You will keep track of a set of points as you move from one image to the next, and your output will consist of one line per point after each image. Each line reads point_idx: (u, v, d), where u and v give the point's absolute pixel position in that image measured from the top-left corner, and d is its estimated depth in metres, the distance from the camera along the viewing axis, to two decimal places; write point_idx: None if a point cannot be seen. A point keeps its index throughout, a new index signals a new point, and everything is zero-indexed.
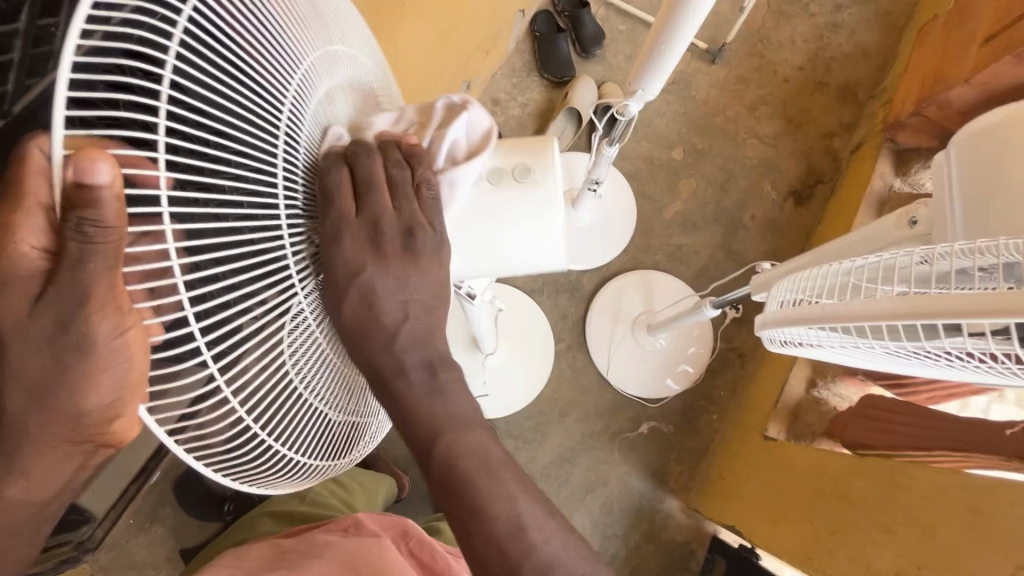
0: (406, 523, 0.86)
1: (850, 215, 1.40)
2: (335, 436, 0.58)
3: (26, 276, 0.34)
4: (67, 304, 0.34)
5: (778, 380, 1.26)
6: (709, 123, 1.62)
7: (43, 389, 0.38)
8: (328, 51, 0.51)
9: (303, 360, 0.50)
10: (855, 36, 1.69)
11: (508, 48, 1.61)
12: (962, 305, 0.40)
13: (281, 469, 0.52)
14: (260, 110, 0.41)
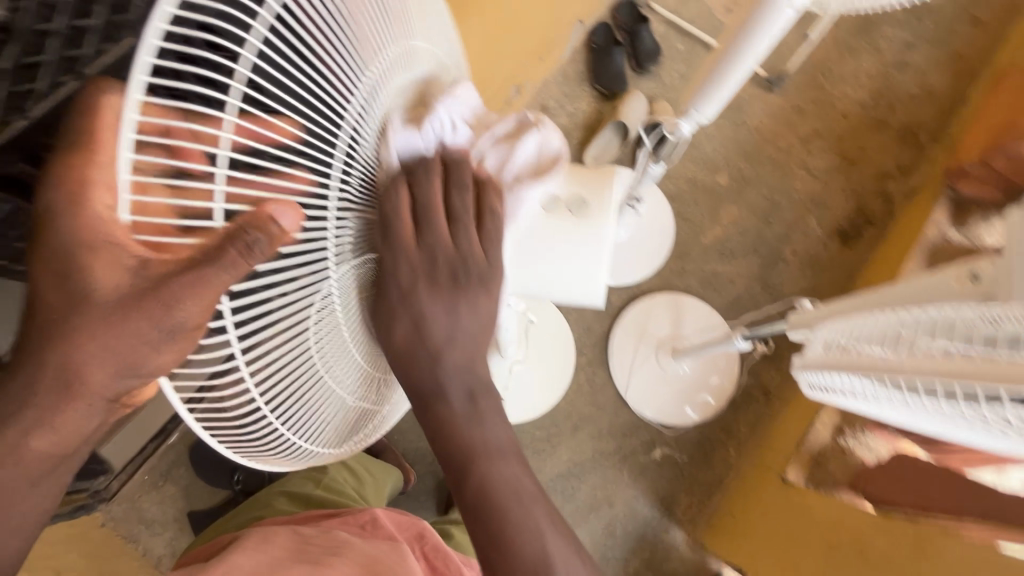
0: (421, 525, 0.86)
1: (898, 260, 1.35)
2: (340, 423, 0.56)
3: (108, 247, 0.35)
4: (146, 284, 0.34)
5: (803, 422, 1.22)
6: (759, 151, 1.59)
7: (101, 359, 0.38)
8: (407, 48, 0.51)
9: (326, 347, 0.50)
10: (923, 77, 1.63)
11: (563, 55, 1.61)
12: None
13: (286, 451, 0.52)
14: (321, 94, 0.41)
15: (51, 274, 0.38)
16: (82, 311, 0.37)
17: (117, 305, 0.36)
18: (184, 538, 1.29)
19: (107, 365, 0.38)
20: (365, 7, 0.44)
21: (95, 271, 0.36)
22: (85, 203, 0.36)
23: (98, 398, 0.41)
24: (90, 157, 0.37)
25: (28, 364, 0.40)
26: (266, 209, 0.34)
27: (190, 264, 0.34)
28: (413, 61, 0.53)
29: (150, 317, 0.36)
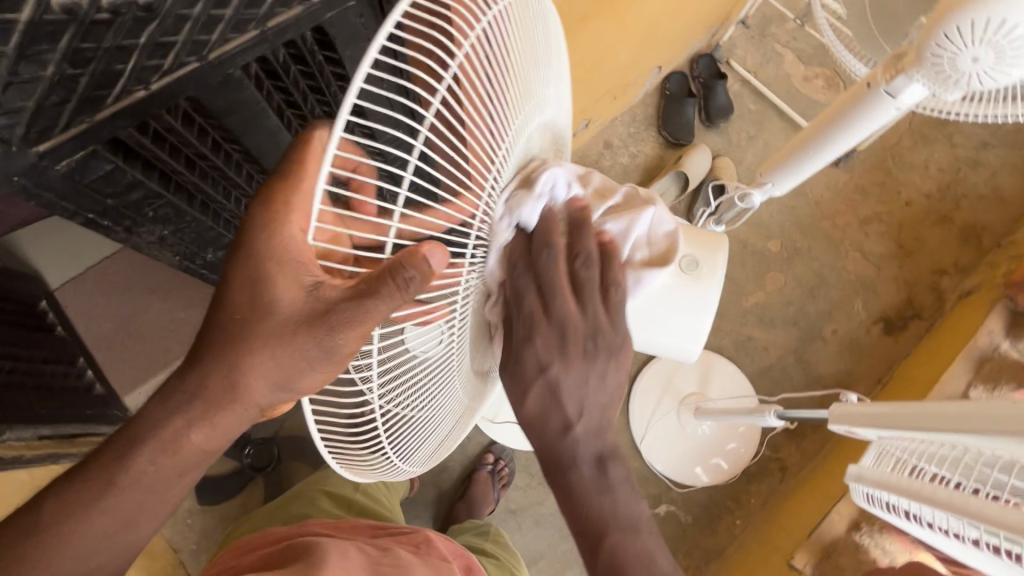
0: (470, 558, 0.79)
1: (943, 362, 1.31)
2: (431, 442, 0.60)
3: (297, 263, 0.39)
4: (325, 299, 0.40)
5: (819, 510, 1.18)
6: (816, 224, 1.57)
7: (268, 350, 0.44)
8: (538, 99, 0.54)
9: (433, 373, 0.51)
10: (995, 179, 1.60)
11: (635, 97, 1.63)
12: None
13: (371, 459, 0.53)
14: (471, 145, 0.44)
15: (235, 277, 0.43)
16: (259, 321, 0.43)
17: (291, 321, 0.42)
18: (187, 500, 1.31)
19: (272, 373, 0.45)
20: (508, 67, 0.47)
21: (279, 286, 0.41)
22: (279, 225, 0.39)
23: (255, 403, 0.48)
24: (292, 179, 0.38)
25: (205, 356, 0.47)
26: (421, 250, 0.36)
27: (356, 292, 0.38)
28: (538, 114, 0.55)
29: (316, 338, 0.41)
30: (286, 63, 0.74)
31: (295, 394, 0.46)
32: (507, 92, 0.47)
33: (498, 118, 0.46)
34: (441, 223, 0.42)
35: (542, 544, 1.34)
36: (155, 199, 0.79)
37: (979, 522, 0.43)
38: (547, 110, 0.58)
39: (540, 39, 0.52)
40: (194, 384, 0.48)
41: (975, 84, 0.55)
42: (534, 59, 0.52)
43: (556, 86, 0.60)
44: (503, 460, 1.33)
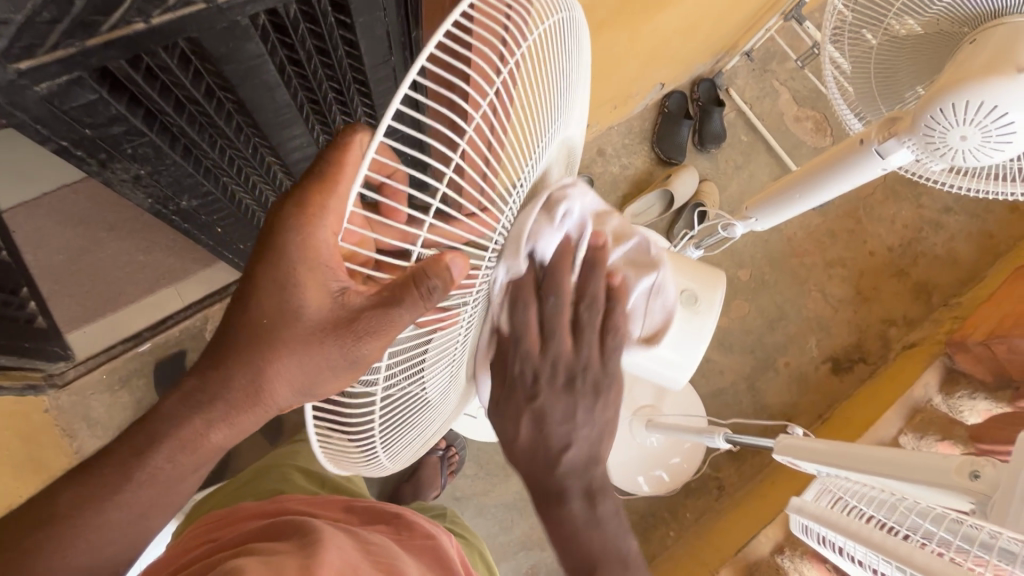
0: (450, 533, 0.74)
1: (879, 406, 1.39)
2: (418, 438, 0.62)
3: (328, 270, 0.41)
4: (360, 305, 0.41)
5: (747, 531, 1.24)
6: (785, 260, 1.64)
7: (294, 352, 0.45)
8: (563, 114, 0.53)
9: (431, 374, 0.52)
10: (951, 243, 1.70)
11: (634, 110, 1.65)
12: None
13: (362, 459, 0.53)
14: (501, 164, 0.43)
15: (262, 285, 0.45)
16: (285, 327, 0.45)
17: (318, 329, 0.44)
18: None
19: (294, 377, 0.47)
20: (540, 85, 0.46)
21: (306, 292, 0.42)
22: (311, 234, 0.40)
23: (275, 404, 0.50)
24: (326, 186, 0.38)
25: (227, 358, 0.49)
26: (445, 257, 0.37)
27: (383, 300, 0.40)
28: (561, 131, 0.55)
29: (342, 346, 0.43)
30: (296, 19, 0.71)
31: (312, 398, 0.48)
32: (532, 115, 0.46)
33: (525, 142, 0.45)
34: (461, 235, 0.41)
35: (481, 533, 1.36)
36: (137, 137, 0.74)
37: (904, 565, 0.46)
38: (567, 127, 0.57)
39: (567, 51, 0.51)
40: (214, 382, 0.50)
41: (962, 160, 0.59)
42: (563, 77, 0.51)
43: (577, 103, 0.60)
44: (454, 448, 1.34)
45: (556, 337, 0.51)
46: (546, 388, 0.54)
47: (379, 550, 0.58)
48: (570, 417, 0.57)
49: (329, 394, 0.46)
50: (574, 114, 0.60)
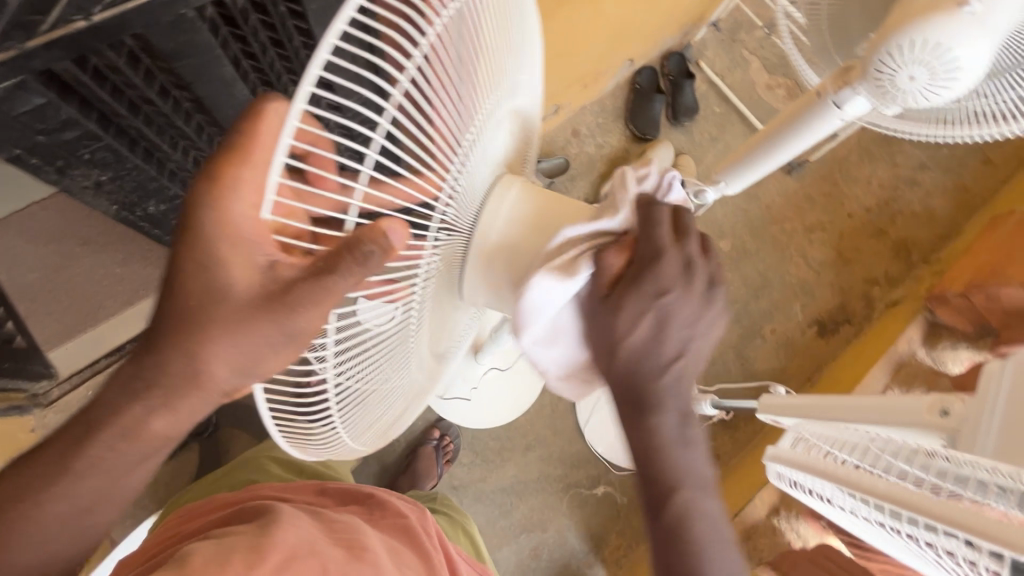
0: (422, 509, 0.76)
1: (866, 364, 1.41)
2: (385, 421, 0.59)
3: (251, 241, 0.36)
4: (297, 280, 0.36)
5: (743, 495, 1.25)
6: (765, 228, 1.64)
7: (230, 339, 0.40)
8: (504, 80, 0.53)
9: (387, 348, 0.51)
10: (928, 199, 1.71)
11: (605, 89, 1.65)
12: (960, 519, 0.40)
13: (325, 442, 0.51)
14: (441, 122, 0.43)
15: (184, 260, 0.38)
16: (215, 308, 0.39)
17: (249, 307, 0.38)
18: None
19: (231, 359, 0.41)
20: (477, 48, 0.46)
21: (232, 267, 0.37)
22: (229, 201, 0.35)
23: (216, 390, 0.43)
24: (244, 156, 0.34)
25: (160, 345, 0.42)
26: (381, 224, 0.34)
27: (316, 270, 0.36)
28: (503, 96, 0.55)
29: (278, 321, 0.38)
30: (244, 9, 0.69)
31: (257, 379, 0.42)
32: (473, 73, 0.46)
33: (463, 105, 0.45)
34: (398, 202, 0.41)
35: (481, 520, 1.36)
36: (92, 141, 0.73)
37: (866, 495, 0.47)
38: (512, 93, 0.57)
39: (508, 17, 0.51)
40: (160, 377, 0.43)
41: (912, 103, 0.59)
42: (503, 39, 0.51)
43: (528, 71, 0.59)
44: (449, 437, 1.34)
45: (661, 324, 0.51)
46: (669, 383, 0.53)
47: (345, 527, 0.61)
48: (688, 423, 0.55)
49: (272, 373, 0.42)
50: (522, 82, 0.59)
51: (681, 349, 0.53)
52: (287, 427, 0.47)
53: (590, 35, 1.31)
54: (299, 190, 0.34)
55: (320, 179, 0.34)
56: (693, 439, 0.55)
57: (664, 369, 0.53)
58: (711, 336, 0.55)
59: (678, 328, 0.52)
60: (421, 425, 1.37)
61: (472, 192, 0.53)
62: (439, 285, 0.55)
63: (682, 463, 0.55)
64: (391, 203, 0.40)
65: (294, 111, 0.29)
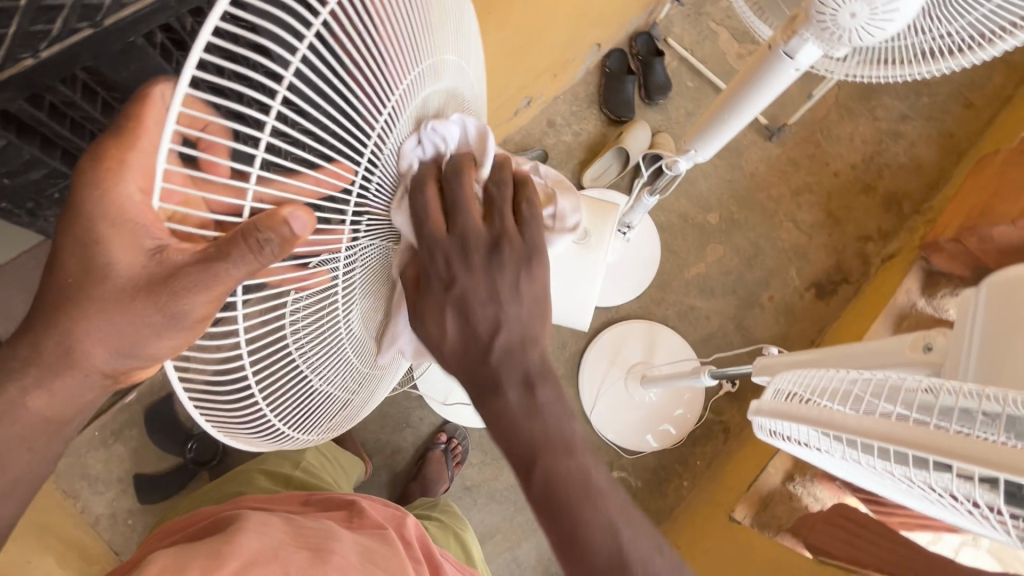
0: (405, 516, 0.78)
1: (867, 321, 1.39)
2: (329, 407, 0.59)
3: (131, 221, 0.37)
4: (176, 264, 0.36)
5: (756, 466, 1.24)
6: (752, 196, 1.63)
7: (110, 321, 0.41)
8: (441, 60, 0.51)
9: (313, 332, 0.50)
10: (914, 149, 1.69)
11: (576, 76, 1.64)
12: (947, 443, 0.39)
13: (265, 430, 0.52)
14: (369, 99, 0.41)
15: (66, 239, 0.40)
16: (90, 286, 0.40)
17: (128, 289, 0.39)
18: (126, 500, 1.26)
19: (110, 340, 0.42)
20: (405, 25, 0.43)
21: (115, 248, 0.37)
22: (114, 184, 0.37)
23: (95, 370, 0.45)
24: (126, 142, 0.37)
25: (40, 325, 0.43)
26: (280, 211, 0.33)
27: (208, 255, 0.35)
28: (443, 76, 0.52)
29: (158, 303, 0.38)
30: (194, 31, 0.70)
31: (140, 360, 0.43)
32: (407, 44, 0.43)
33: (393, 85, 0.42)
34: (309, 189, 0.39)
35: (497, 518, 1.36)
36: (60, 179, 0.74)
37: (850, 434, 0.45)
38: (453, 75, 0.54)
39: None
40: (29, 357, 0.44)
41: (858, 41, 0.58)
42: (434, 18, 0.48)
43: (462, 53, 0.57)
44: (457, 439, 1.34)
45: (464, 307, 0.48)
46: (502, 358, 0.48)
47: (313, 532, 0.62)
48: (538, 388, 0.48)
49: (159, 356, 0.42)
50: (463, 64, 0.57)
51: (497, 324, 0.48)
52: (224, 419, 0.48)
53: (552, 23, 1.31)
54: (196, 179, 0.34)
55: (211, 166, 0.34)
56: (548, 404, 0.48)
57: (486, 351, 0.48)
58: (541, 294, 0.50)
59: (482, 304, 0.47)
60: (428, 430, 1.37)
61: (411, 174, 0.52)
62: (377, 268, 0.53)
63: (545, 433, 0.47)
64: (306, 191, 0.39)
65: (178, 98, 0.30)
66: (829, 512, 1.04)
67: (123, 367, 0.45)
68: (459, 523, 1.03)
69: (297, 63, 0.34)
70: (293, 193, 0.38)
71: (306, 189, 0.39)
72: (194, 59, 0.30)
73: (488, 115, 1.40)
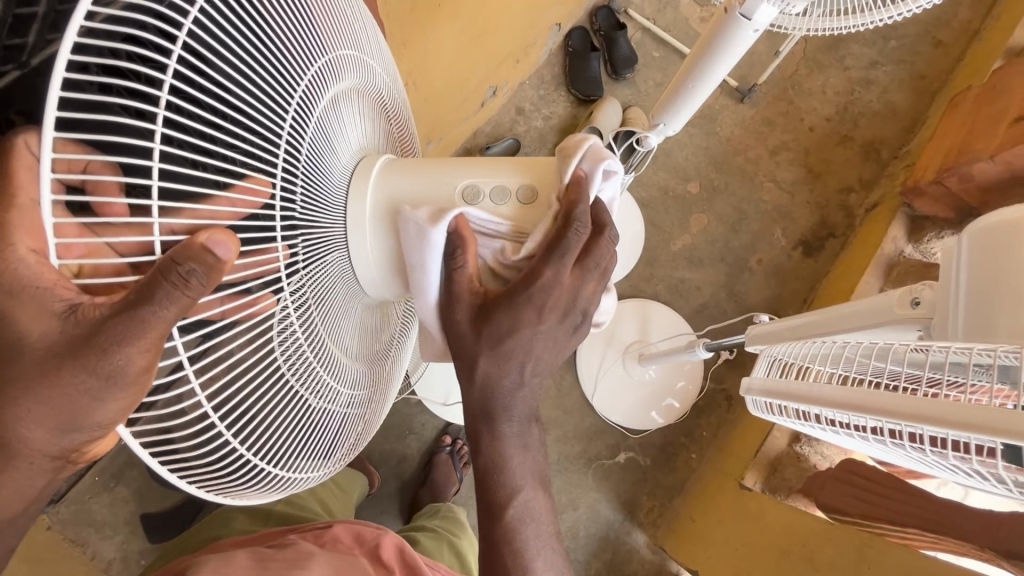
0: (382, 532, 0.80)
1: (857, 273, 1.39)
2: (324, 439, 0.54)
3: (29, 285, 0.32)
4: (84, 328, 0.32)
5: (761, 431, 1.23)
6: (730, 161, 1.62)
7: (27, 398, 0.34)
8: (340, 54, 0.49)
9: (285, 359, 0.46)
10: (887, 95, 1.67)
11: (540, 59, 1.61)
12: (957, 415, 0.38)
13: (264, 483, 0.47)
14: (264, 105, 0.39)
15: None
16: (8, 368, 0.34)
17: (46, 358, 0.33)
18: (136, 541, 1.24)
19: (46, 419, 0.35)
20: (295, 18, 0.41)
21: (23, 320, 0.33)
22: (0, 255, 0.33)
23: (42, 455, 0.38)
24: (9, 203, 0.35)
25: None
26: (197, 238, 0.30)
27: (126, 305, 0.31)
28: (345, 73, 0.50)
29: (85, 366, 0.33)
30: None
31: (90, 435, 0.37)
32: (304, 41, 0.43)
33: (287, 87, 0.41)
34: (228, 212, 0.37)
35: None
36: None
37: (856, 413, 0.44)
38: (356, 69, 0.53)
39: None
40: None
41: None
42: (326, 10, 0.47)
43: (365, 49, 0.56)
44: (461, 440, 1.34)
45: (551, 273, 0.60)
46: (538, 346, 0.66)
47: (285, 560, 0.64)
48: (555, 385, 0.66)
49: (112, 424, 0.36)
50: (368, 60, 0.56)
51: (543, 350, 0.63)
52: (211, 482, 0.43)
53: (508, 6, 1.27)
54: (94, 225, 0.32)
55: (109, 208, 0.32)
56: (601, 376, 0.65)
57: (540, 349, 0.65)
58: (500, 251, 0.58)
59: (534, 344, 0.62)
60: (431, 433, 1.36)
61: (332, 180, 0.51)
62: (324, 280, 0.51)
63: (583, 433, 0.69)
64: (223, 215, 0.37)
65: (45, 144, 0.28)
66: (836, 468, 1.02)
67: (73, 444, 0.38)
68: (456, 529, 1.04)
69: (171, 78, 0.32)
70: (209, 218, 0.36)
71: (221, 213, 0.37)
72: (49, 96, 0.28)
73: (454, 110, 1.37)
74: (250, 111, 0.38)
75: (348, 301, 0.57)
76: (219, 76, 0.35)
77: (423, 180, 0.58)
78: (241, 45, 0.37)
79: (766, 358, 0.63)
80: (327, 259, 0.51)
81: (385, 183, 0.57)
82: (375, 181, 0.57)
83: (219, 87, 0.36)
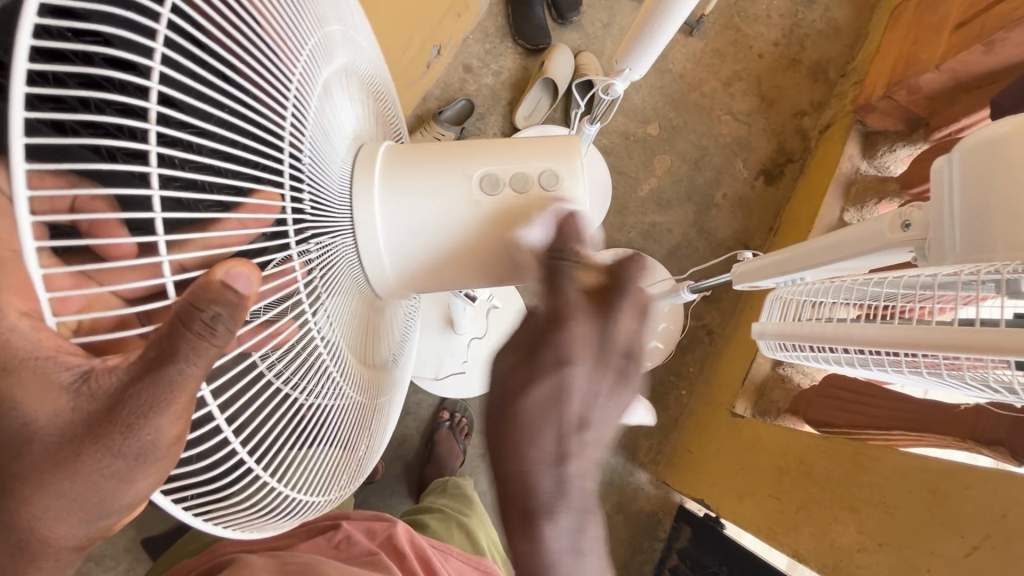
0: (397, 529, 0.81)
1: (818, 195, 1.42)
2: (346, 456, 0.54)
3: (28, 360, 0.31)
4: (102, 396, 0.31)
5: (745, 359, 1.27)
6: (686, 98, 1.60)
7: (48, 479, 0.32)
8: (324, 35, 0.46)
9: (312, 385, 0.46)
10: (829, 13, 1.67)
11: (480, 11, 1.52)
12: (972, 340, 0.39)
13: (281, 509, 0.46)
14: (263, 107, 0.38)
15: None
16: (19, 458, 0.32)
17: (60, 444, 0.32)
18: (142, 565, 1.21)
19: (68, 515, 0.33)
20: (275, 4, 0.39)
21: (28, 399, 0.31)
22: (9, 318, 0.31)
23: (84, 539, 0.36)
24: None
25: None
26: (214, 276, 0.29)
27: (148, 364, 0.30)
28: (328, 56, 0.48)
29: (107, 445, 0.32)
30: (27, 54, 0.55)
31: (119, 515, 0.35)
32: (291, 32, 0.41)
33: (281, 82, 0.39)
34: (237, 235, 0.36)
35: None
36: None
37: (882, 346, 0.45)
38: (342, 48, 0.51)
39: None
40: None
41: None
42: None
43: (348, 27, 0.53)
44: (459, 414, 1.35)
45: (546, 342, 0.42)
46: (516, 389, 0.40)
47: (319, 569, 0.64)
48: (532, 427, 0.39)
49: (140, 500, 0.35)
50: (353, 37, 0.54)
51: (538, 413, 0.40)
52: (241, 520, 0.43)
53: None
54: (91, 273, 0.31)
55: (113, 253, 0.30)
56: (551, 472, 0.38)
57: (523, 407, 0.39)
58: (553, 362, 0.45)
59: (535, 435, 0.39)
60: (427, 411, 1.35)
61: (335, 176, 0.50)
62: (340, 298, 0.50)
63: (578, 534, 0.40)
64: (234, 238, 0.36)
65: (19, 180, 0.25)
66: (821, 385, 1.06)
67: (97, 532, 0.36)
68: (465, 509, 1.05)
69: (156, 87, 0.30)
70: (220, 245, 0.35)
71: (233, 236, 0.36)
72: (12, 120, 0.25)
73: (399, 78, 1.30)
74: (244, 113, 0.36)
75: (362, 310, 0.56)
76: (207, 77, 0.34)
77: (460, 150, 0.58)
78: (227, 43, 0.35)
79: (773, 298, 0.71)
80: (340, 267, 0.51)
81: (390, 165, 0.56)
82: (379, 166, 0.56)
83: (210, 90, 0.34)
